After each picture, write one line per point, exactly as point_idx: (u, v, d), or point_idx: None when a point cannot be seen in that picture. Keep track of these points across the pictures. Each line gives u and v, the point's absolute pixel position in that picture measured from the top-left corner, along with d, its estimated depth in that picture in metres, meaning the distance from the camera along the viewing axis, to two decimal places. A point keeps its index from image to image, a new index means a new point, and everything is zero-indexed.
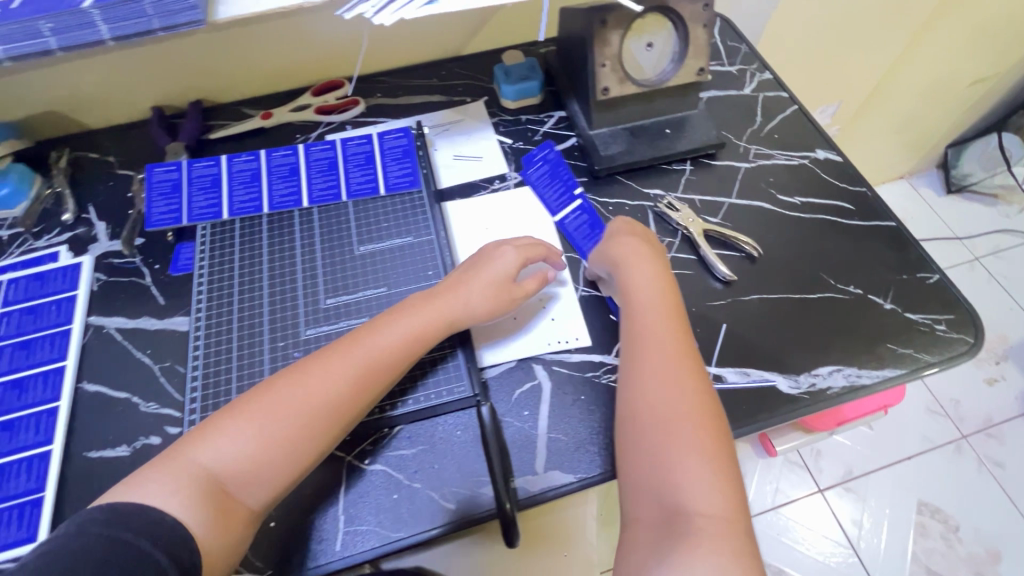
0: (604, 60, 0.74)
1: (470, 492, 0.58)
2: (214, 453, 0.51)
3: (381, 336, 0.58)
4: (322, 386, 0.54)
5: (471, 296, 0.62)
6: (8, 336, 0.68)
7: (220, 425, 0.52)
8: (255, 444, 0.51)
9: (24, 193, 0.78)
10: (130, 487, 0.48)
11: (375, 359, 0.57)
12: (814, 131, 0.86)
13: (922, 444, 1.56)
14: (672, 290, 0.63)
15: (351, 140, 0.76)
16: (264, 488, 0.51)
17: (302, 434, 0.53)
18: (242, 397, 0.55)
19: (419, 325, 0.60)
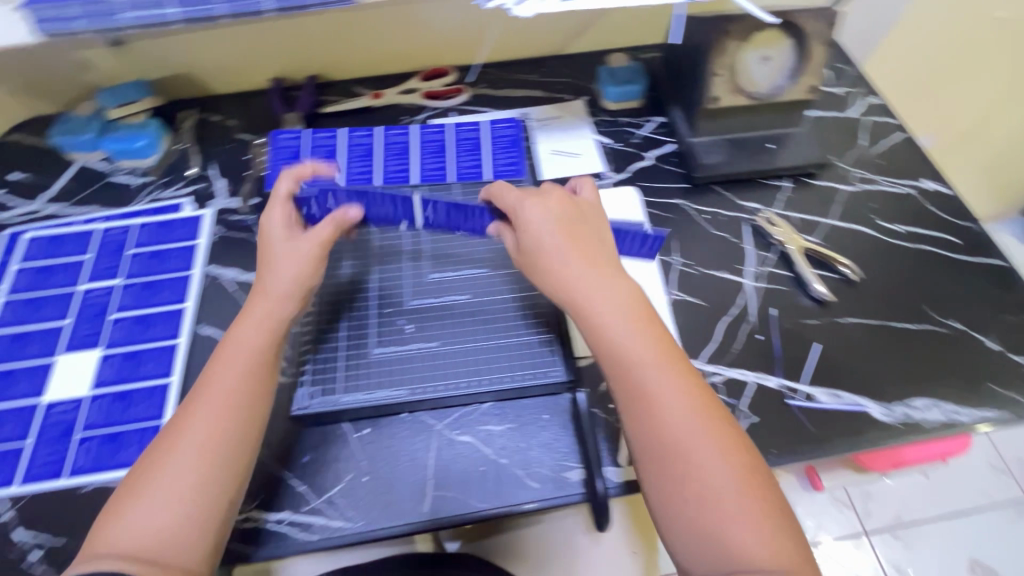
0: (720, 69, 0.75)
1: (554, 475, 0.60)
2: (130, 525, 0.46)
3: (229, 356, 0.54)
4: (207, 416, 0.51)
5: (283, 286, 0.58)
6: (137, 275, 0.74)
7: (128, 499, 0.47)
8: (169, 493, 0.47)
9: (156, 147, 0.84)
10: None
11: (240, 378, 0.53)
12: (922, 160, 0.84)
13: (980, 500, 1.48)
14: (616, 282, 0.56)
15: (462, 125, 0.81)
16: (201, 533, 0.47)
17: (208, 474, 0.49)
18: (137, 470, 0.49)
19: (261, 331, 0.56)
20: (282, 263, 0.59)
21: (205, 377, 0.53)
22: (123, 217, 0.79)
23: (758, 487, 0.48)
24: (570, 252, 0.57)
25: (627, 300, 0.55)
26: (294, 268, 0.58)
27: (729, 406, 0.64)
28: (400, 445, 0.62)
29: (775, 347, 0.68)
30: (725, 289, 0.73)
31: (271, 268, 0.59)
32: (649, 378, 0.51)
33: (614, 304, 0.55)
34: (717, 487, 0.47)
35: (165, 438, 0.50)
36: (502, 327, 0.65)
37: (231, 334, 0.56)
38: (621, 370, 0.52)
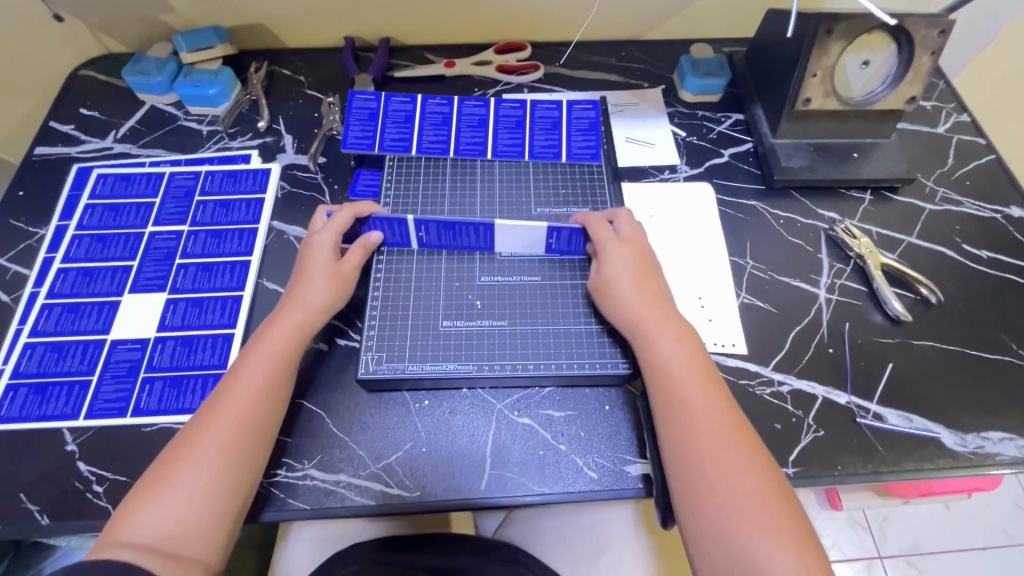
0: (816, 70, 0.71)
1: (613, 467, 0.59)
2: (145, 524, 0.46)
3: (253, 363, 0.55)
4: (228, 415, 0.52)
5: (310, 299, 0.60)
6: (204, 223, 0.74)
7: (147, 490, 0.48)
8: (187, 497, 0.48)
9: (227, 95, 0.84)
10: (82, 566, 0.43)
11: (264, 382, 0.54)
12: (1012, 185, 0.80)
13: (1000, 538, 1.43)
14: (661, 314, 0.59)
15: (540, 104, 0.78)
16: (212, 532, 0.47)
17: (225, 471, 0.49)
18: (151, 473, 0.49)
19: (287, 340, 0.57)
20: (313, 277, 0.61)
21: (230, 378, 0.55)
22: (191, 163, 0.79)
23: (789, 512, 0.48)
24: (629, 280, 0.61)
25: (676, 328, 0.58)
26: (320, 284, 0.61)
27: (795, 418, 0.63)
28: (459, 419, 0.61)
29: (847, 363, 0.66)
30: (797, 298, 0.71)
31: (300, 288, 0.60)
32: (684, 402, 0.53)
33: (659, 333, 0.58)
34: (744, 504, 0.48)
35: (185, 436, 0.51)
36: (571, 314, 0.64)
37: (256, 340, 0.57)
38: (663, 398, 0.55)
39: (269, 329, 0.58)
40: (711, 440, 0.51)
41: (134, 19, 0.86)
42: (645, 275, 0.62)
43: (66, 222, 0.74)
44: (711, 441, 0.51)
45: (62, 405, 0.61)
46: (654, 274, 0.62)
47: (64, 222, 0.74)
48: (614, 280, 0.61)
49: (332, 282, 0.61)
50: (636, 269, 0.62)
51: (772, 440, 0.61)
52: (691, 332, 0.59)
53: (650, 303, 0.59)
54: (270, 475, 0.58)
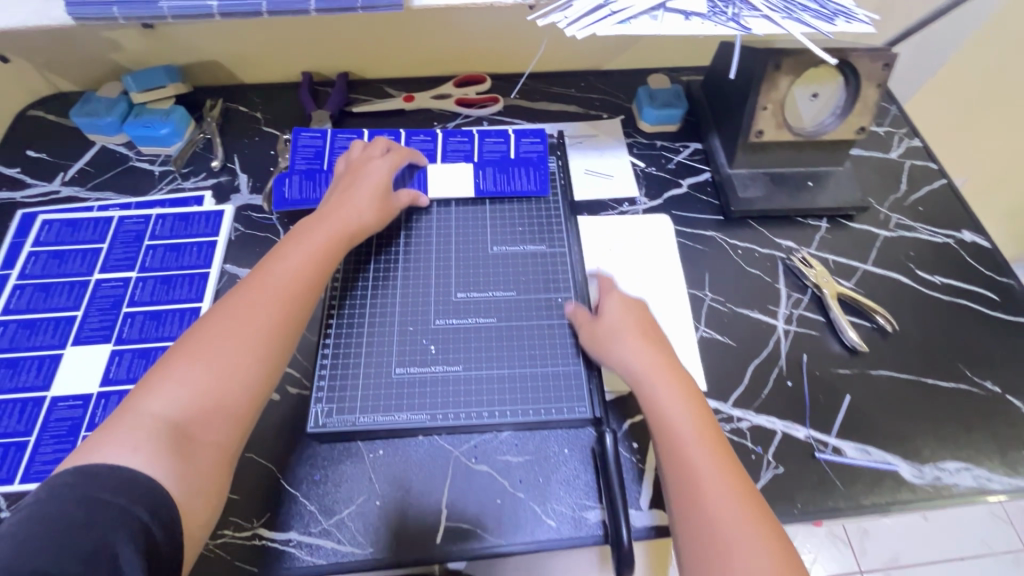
0: (767, 103, 0.72)
1: (572, 514, 0.58)
2: (164, 402, 0.48)
3: (289, 260, 0.59)
4: (262, 304, 0.55)
5: (359, 210, 0.65)
6: (152, 269, 0.72)
7: (163, 375, 0.50)
8: (208, 378, 0.50)
9: (180, 135, 0.82)
10: (91, 455, 0.44)
11: (299, 277, 0.58)
12: (962, 210, 0.82)
13: (976, 547, 1.44)
14: (662, 364, 0.58)
15: (489, 137, 0.79)
16: (233, 407, 0.50)
17: (255, 353, 0.53)
18: (172, 351, 0.52)
19: (327, 241, 0.62)
20: (360, 193, 0.66)
21: (256, 275, 0.57)
22: (142, 206, 0.77)
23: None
24: (627, 332, 0.60)
25: (677, 380, 0.57)
26: (367, 199, 0.66)
27: (755, 454, 0.62)
28: (414, 469, 0.60)
29: (805, 395, 0.66)
30: (756, 331, 0.71)
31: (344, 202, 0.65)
32: (692, 464, 0.51)
33: (663, 390, 0.56)
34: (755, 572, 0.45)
35: (203, 326, 0.53)
36: (527, 357, 0.63)
37: (285, 244, 0.61)
38: (670, 458, 0.52)
39: (306, 232, 0.62)
40: (715, 489, 0.49)
41: (83, 59, 0.84)
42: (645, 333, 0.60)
43: (8, 271, 0.71)
44: (713, 486, 0.49)
45: None
46: (653, 326, 0.62)
47: (5, 272, 0.71)
48: (615, 332, 0.60)
49: (381, 202, 0.67)
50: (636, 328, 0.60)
51: None
52: (693, 387, 0.57)
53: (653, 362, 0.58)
54: (217, 535, 0.56)
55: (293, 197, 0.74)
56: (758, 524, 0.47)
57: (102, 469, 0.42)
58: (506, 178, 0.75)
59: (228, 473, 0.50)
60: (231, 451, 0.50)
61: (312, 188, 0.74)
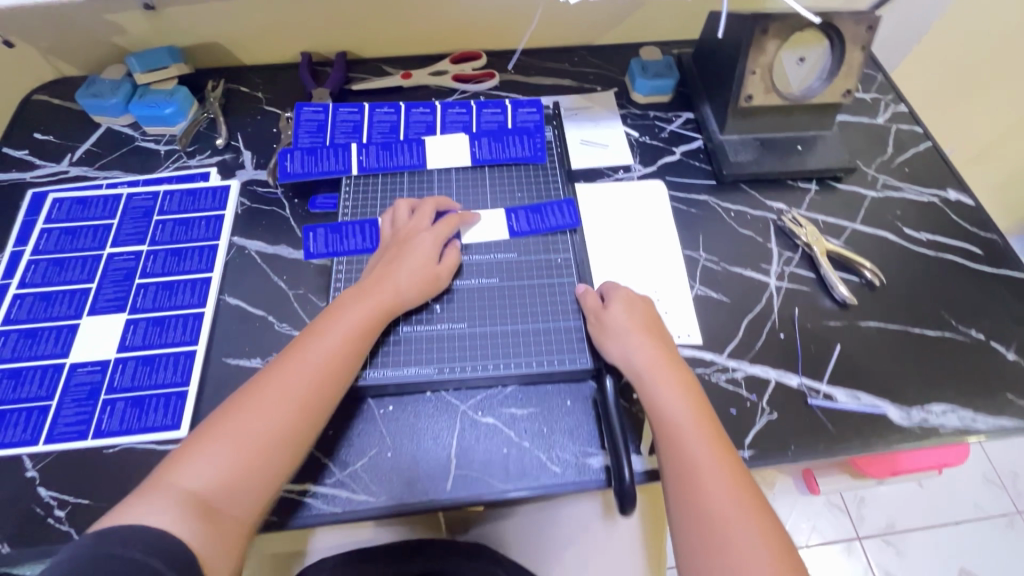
0: (756, 68, 0.74)
1: (576, 460, 0.60)
2: (197, 476, 0.50)
3: (324, 336, 0.58)
4: (295, 387, 0.55)
5: (398, 284, 0.63)
6: (162, 242, 0.74)
7: (200, 444, 0.52)
8: (239, 457, 0.51)
9: (184, 115, 0.84)
10: (129, 513, 0.47)
11: (332, 356, 0.57)
12: (947, 170, 0.84)
13: (971, 512, 1.47)
14: (662, 359, 0.59)
15: (486, 108, 0.81)
16: (258, 493, 0.51)
17: (285, 436, 0.53)
18: (214, 418, 0.54)
19: (365, 317, 0.60)
20: (403, 269, 0.63)
21: (293, 349, 0.58)
22: (149, 184, 0.79)
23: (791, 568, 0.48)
24: (627, 329, 0.61)
25: (674, 373, 0.58)
26: (408, 273, 0.63)
27: (749, 402, 0.65)
28: (423, 421, 0.62)
29: (797, 346, 0.69)
30: (749, 288, 0.73)
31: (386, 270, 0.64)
32: (690, 459, 0.53)
33: (661, 384, 0.57)
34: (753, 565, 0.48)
35: (243, 397, 0.55)
36: (528, 314, 0.67)
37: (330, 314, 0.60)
38: (668, 452, 0.54)
39: (348, 303, 0.61)
40: (710, 478, 0.52)
41: (85, 42, 0.86)
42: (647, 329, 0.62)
43: (22, 248, 0.73)
44: (711, 476, 0.52)
45: (21, 431, 0.60)
46: (656, 322, 0.63)
47: (19, 248, 0.73)
48: (616, 328, 0.62)
49: (423, 272, 0.64)
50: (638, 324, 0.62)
51: (727, 425, 0.64)
52: (691, 381, 0.59)
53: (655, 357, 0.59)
54: None
55: (320, 251, 0.72)
56: (753, 512, 0.50)
57: (131, 527, 0.46)
58: (504, 146, 0.78)
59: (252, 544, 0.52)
60: (255, 524, 0.52)
61: (313, 162, 0.76)
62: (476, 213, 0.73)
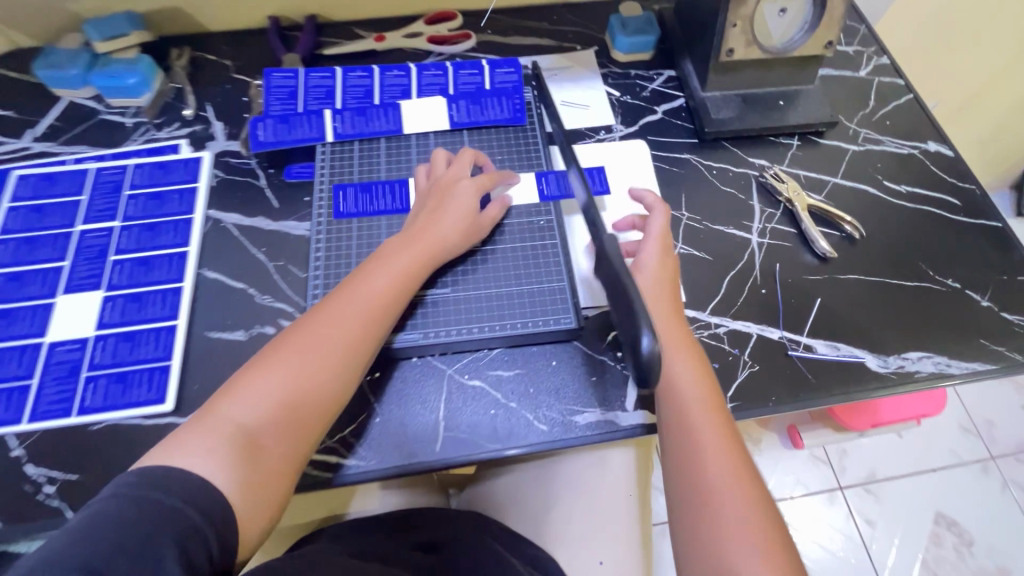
0: (736, 20, 0.72)
1: (562, 418, 0.61)
2: (245, 412, 0.51)
3: (370, 284, 0.59)
4: (342, 337, 0.56)
5: (440, 236, 0.64)
6: (135, 218, 0.72)
7: (248, 386, 0.53)
8: (284, 398, 0.53)
9: (149, 85, 0.81)
10: (174, 451, 0.48)
11: (376, 308, 0.59)
12: (927, 122, 0.84)
13: (946, 459, 1.53)
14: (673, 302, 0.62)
15: (463, 69, 0.79)
16: (298, 435, 0.53)
17: (327, 378, 0.55)
18: (263, 355, 0.55)
19: (409, 271, 0.61)
20: (444, 215, 0.64)
21: (339, 297, 0.59)
22: (118, 157, 0.77)
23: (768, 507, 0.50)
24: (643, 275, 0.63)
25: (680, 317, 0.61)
26: (450, 224, 0.64)
27: (732, 356, 0.66)
28: (412, 387, 0.63)
29: (778, 300, 0.70)
30: (731, 245, 0.73)
31: (430, 218, 0.64)
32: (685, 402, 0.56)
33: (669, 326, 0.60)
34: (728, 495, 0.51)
35: (292, 334, 0.56)
36: (512, 276, 0.67)
37: (376, 260, 0.62)
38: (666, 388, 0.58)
39: (391, 256, 0.62)
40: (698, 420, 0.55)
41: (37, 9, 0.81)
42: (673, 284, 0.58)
43: None
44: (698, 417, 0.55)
45: (3, 411, 0.60)
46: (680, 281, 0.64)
47: None
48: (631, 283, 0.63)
49: (463, 223, 0.65)
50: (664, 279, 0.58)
51: None
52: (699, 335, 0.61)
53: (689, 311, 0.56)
54: None
55: (348, 210, 0.71)
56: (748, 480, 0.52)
57: (177, 471, 0.46)
58: (482, 108, 0.76)
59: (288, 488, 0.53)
60: (294, 468, 0.53)
61: (286, 131, 0.74)
62: (514, 173, 0.73)
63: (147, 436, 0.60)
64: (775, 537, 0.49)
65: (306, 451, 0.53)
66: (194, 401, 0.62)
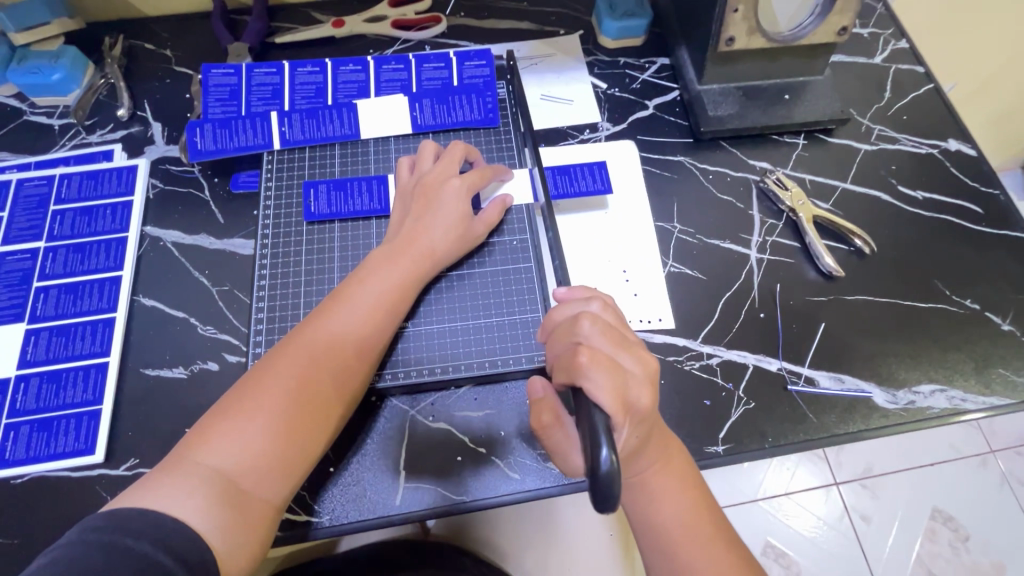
0: (738, 4, 0.62)
1: (536, 465, 0.56)
2: (223, 454, 0.44)
3: (359, 297, 0.54)
4: (331, 358, 0.50)
5: (433, 242, 0.58)
6: (61, 237, 0.64)
7: (224, 418, 0.46)
8: (268, 436, 0.46)
9: (76, 81, 0.72)
10: (142, 498, 0.41)
11: (367, 325, 0.53)
12: (948, 117, 0.75)
13: (946, 452, 1.19)
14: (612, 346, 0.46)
15: (426, 63, 0.71)
16: (286, 474, 0.46)
17: (318, 407, 0.48)
18: (235, 390, 0.48)
19: (402, 281, 0.56)
20: (437, 220, 0.58)
21: (323, 313, 0.52)
22: (42, 167, 0.68)
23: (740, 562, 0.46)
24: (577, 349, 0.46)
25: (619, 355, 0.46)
26: (443, 229, 0.58)
27: (725, 391, 0.60)
28: (370, 432, 0.57)
29: (778, 326, 0.63)
30: (727, 262, 0.66)
31: (423, 224, 0.58)
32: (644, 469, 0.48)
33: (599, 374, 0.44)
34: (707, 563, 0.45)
35: (271, 362, 0.49)
36: (482, 306, 0.61)
37: (364, 273, 0.55)
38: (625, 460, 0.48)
39: (380, 266, 0.56)
40: (663, 482, 0.48)
41: None
42: (623, 341, 0.47)
43: None
44: (663, 477, 0.48)
45: None
46: (621, 329, 0.49)
47: None
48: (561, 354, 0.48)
49: (458, 227, 0.59)
50: (610, 337, 0.47)
51: (702, 418, 0.59)
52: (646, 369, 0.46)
53: (648, 375, 0.46)
54: None
55: (322, 212, 0.64)
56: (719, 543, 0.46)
57: (152, 515, 0.40)
58: (447, 107, 0.69)
59: (274, 530, 0.46)
60: (281, 508, 0.46)
61: (227, 137, 0.66)
62: (509, 169, 0.66)
63: (75, 491, 0.54)
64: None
65: (296, 487, 0.47)
66: (128, 449, 0.56)
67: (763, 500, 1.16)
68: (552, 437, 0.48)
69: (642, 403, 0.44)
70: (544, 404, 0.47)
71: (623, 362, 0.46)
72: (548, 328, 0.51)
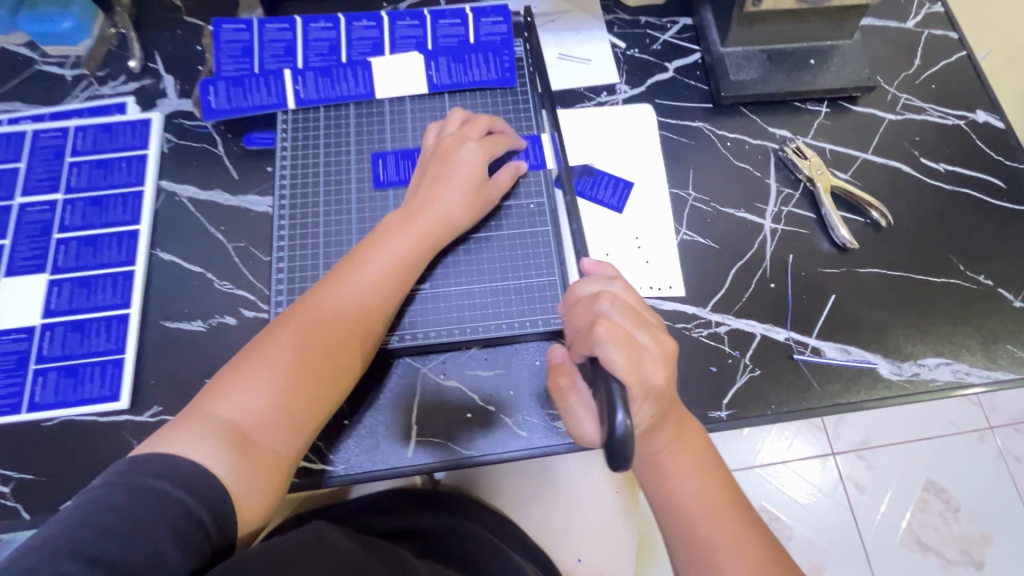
0: None
1: (544, 424, 0.58)
2: (241, 405, 0.46)
3: (370, 262, 0.54)
4: (343, 321, 0.51)
5: (445, 210, 0.58)
6: (78, 189, 0.65)
7: (242, 374, 0.48)
8: (283, 392, 0.48)
9: (87, 30, 0.70)
10: (164, 441, 0.43)
11: (381, 290, 0.54)
12: (978, 86, 0.73)
13: (942, 427, 1.20)
14: (632, 318, 0.46)
15: (442, 19, 0.69)
16: (298, 431, 0.48)
17: (332, 368, 0.50)
18: (255, 345, 0.50)
19: (414, 248, 0.56)
20: (451, 186, 0.58)
21: (337, 276, 0.53)
22: (58, 118, 0.68)
23: (726, 487, 0.50)
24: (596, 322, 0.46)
25: (640, 329, 0.46)
26: (455, 196, 0.58)
27: (732, 358, 0.61)
28: (384, 390, 0.59)
29: (788, 297, 0.63)
30: (741, 231, 0.66)
31: (439, 191, 0.58)
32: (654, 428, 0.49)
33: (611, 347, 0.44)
34: (705, 494, 0.49)
35: (289, 321, 0.51)
36: (498, 269, 0.62)
37: (379, 238, 0.56)
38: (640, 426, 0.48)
39: (392, 232, 0.56)
40: (679, 462, 0.50)
41: None
42: (642, 321, 0.47)
43: None
44: (677, 458, 0.50)
45: None
46: (645, 310, 0.48)
47: None
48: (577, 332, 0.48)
49: (472, 196, 0.59)
50: (628, 315, 0.46)
51: (708, 384, 0.60)
52: (665, 348, 0.46)
53: (664, 355, 0.46)
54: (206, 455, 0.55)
55: (391, 179, 0.64)
56: (709, 472, 0.50)
57: (169, 459, 0.41)
58: (464, 66, 0.67)
59: (286, 484, 0.48)
60: (290, 461, 0.48)
61: (242, 96, 0.65)
62: (525, 138, 0.65)
63: (103, 435, 0.57)
64: (741, 511, 0.49)
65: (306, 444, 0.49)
66: (151, 398, 0.58)
67: (761, 467, 1.18)
68: (566, 400, 0.49)
69: (656, 381, 0.45)
70: (562, 368, 0.49)
71: (640, 340, 0.46)
72: (569, 301, 0.50)
